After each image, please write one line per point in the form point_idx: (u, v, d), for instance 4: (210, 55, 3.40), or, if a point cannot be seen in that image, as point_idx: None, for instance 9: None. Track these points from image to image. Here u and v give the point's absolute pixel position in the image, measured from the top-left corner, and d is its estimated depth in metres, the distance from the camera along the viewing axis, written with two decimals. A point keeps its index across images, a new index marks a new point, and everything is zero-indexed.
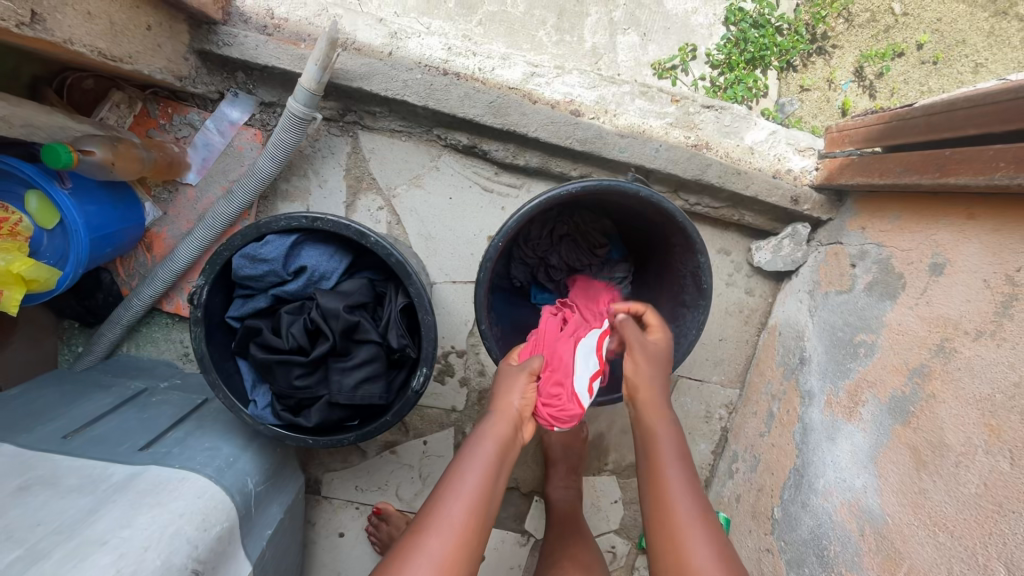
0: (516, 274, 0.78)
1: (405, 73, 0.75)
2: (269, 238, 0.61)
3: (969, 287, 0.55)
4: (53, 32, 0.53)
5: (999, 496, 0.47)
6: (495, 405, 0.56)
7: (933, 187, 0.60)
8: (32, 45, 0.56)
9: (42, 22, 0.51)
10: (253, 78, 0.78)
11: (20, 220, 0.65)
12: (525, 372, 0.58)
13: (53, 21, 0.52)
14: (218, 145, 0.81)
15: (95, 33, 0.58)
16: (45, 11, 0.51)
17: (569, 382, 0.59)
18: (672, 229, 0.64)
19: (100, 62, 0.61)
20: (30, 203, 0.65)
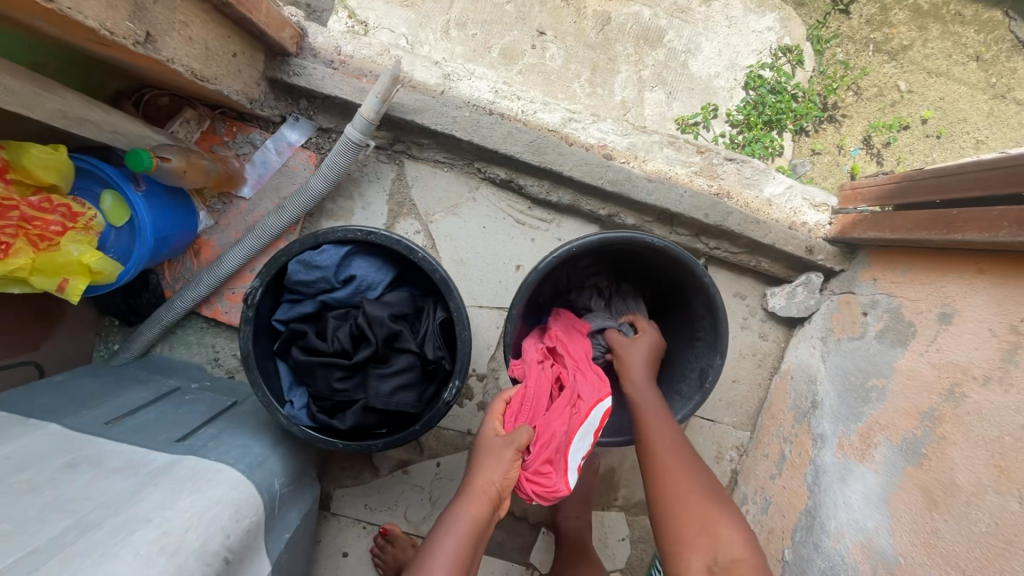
0: (544, 292, 0.78)
1: (456, 111, 0.82)
2: (325, 248, 0.65)
3: (977, 335, 0.59)
4: (160, 51, 0.60)
5: (1010, 536, 0.49)
6: (473, 485, 0.58)
7: (941, 243, 0.64)
8: (137, 61, 0.62)
9: (154, 43, 0.58)
10: (315, 106, 0.85)
11: (93, 216, 0.69)
12: (512, 447, 0.60)
13: (162, 43, 0.59)
14: (274, 164, 0.88)
15: (192, 55, 0.65)
16: (157, 34, 0.58)
17: (560, 460, 0.61)
18: (702, 300, 0.70)
19: (190, 80, 0.67)
20: (105, 201, 0.70)
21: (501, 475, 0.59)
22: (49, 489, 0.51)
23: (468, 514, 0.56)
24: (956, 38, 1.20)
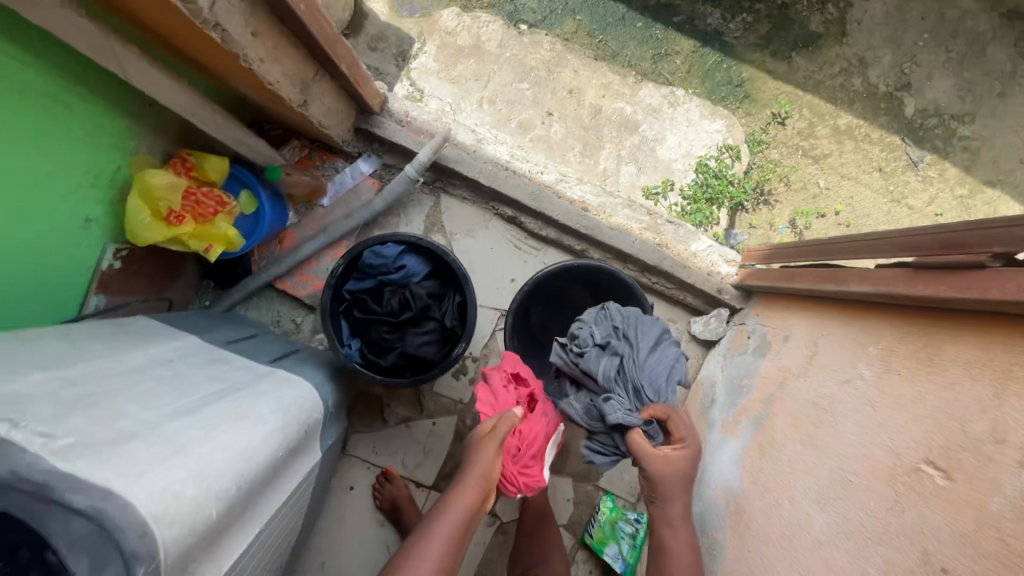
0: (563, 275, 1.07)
1: (482, 165, 1.19)
2: (388, 245, 1.00)
3: (799, 348, 0.93)
4: (309, 110, 0.95)
5: (793, 463, 0.81)
6: (467, 475, 0.75)
7: (787, 289, 1.00)
8: (289, 112, 0.98)
9: (307, 105, 0.93)
10: (384, 148, 1.20)
11: (235, 206, 1.03)
12: (495, 442, 0.79)
13: (311, 105, 0.95)
14: (348, 184, 1.22)
15: (322, 112, 1.00)
16: (311, 100, 0.93)
17: (538, 456, 0.91)
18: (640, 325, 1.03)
19: (315, 126, 1.03)
20: (244, 198, 1.06)
21: (489, 481, 0.76)
22: (210, 368, 0.83)
23: (461, 504, 0.72)
24: (863, 153, 1.60)
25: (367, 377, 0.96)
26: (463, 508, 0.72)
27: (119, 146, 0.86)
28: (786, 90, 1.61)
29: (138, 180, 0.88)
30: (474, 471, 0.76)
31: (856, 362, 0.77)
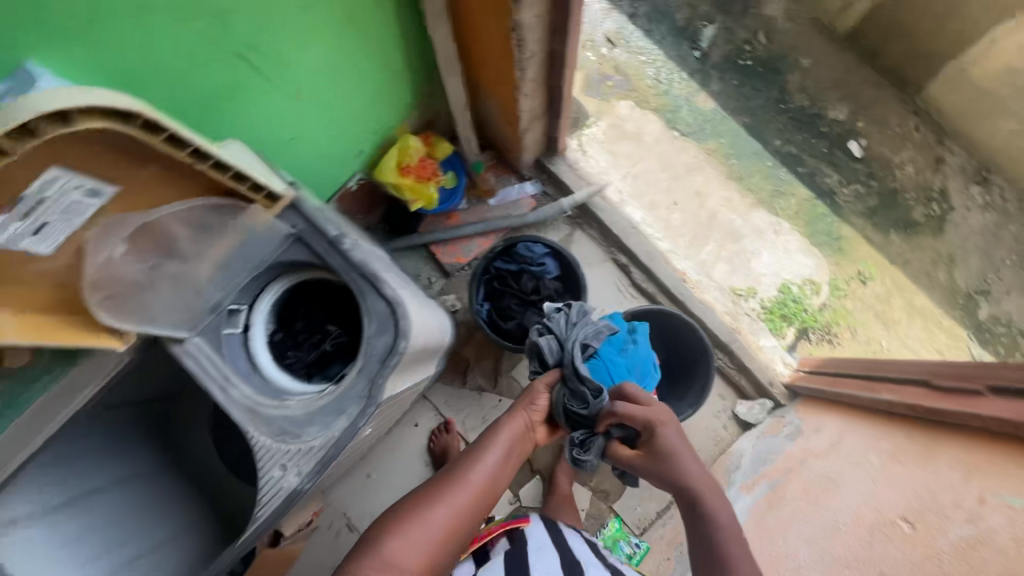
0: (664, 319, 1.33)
1: (617, 219, 1.52)
2: (535, 245, 1.31)
3: (826, 436, 1.14)
4: (525, 136, 1.32)
5: (797, 513, 1.01)
6: (514, 414, 0.96)
7: (827, 392, 1.24)
8: (508, 134, 1.35)
9: (527, 133, 1.30)
10: (549, 180, 1.55)
11: (442, 180, 1.40)
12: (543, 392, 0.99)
13: (529, 133, 1.32)
14: (512, 197, 1.54)
15: (530, 140, 1.37)
16: (531, 129, 1.30)
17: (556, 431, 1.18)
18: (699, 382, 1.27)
19: (519, 148, 1.40)
20: (448, 177, 1.43)
21: (523, 439, 0.94)
22: None
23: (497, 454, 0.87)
24: (931, 334, 1.80)
25: (488, 335, 1.26)
26: (498, 455, 0.88)
27: (398, 117, 1.24)
28: (877, 258, 1.86)
29: (399, 141, 1.29)
30: (512, 427, 0.93)
31: (869, 452, 0.98)
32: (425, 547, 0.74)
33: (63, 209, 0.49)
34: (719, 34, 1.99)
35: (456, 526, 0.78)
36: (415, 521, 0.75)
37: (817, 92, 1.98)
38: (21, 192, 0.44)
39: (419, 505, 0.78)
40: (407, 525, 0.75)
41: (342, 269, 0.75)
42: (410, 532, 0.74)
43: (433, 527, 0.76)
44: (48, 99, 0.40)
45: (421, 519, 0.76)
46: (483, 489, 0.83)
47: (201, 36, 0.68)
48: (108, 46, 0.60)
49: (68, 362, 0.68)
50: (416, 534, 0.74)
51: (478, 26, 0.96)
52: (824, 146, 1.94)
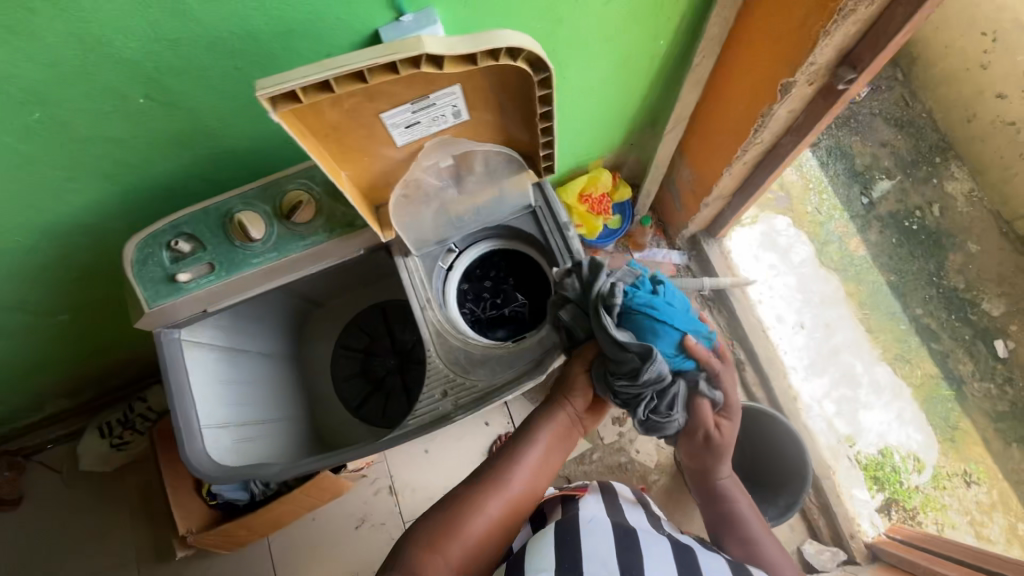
0: (778, 437, 1.29)
1: (749, 317, 1.56)
2: None
3: None
4: (702, 211, 1.42)
5: None
6: (550, 408, 0.85)
7: (922, 565, 1.18)
8: (687, 204, 1.45)
9: (706, 209, 1.40)
10: (696, 256, 1.61)
11: (609, 220, 1.51)
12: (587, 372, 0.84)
13: (706, 210, 1.41)
14: (658, 257, 1.60)
15: (702, 217, 1.46)
16: (710, 208, 1.40)
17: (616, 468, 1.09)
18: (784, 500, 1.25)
19: (689, 219, 1.49)
20: (614, 219, 1.53)
21: (563, 437, 0.85)
22: None
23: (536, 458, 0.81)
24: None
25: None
26: (531, 457, 0.81)
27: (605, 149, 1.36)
28: (988, 464, 1.67)
29: (593, 172, 1.43)
30: (552, 427, 0.84)
31: None
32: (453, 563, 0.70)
33: (435, 116, 0.62)
34: (894, 191, 1.87)
35: (496, 535, 0.75)
36: (456, 532, 0.72)
37: (976, 279, 1.80)
38: (430, 93, 0.58)
39: (462, 511, 0.74)
40: (448, 533, 0.72)
41: (560, 252, 0.85)
42: (452, 539, 0.71)
43: (468, 539, 0.72)
44: (509, 38, 0.50)
45: (460, 529, 0.72)
46: (520, 499, 0.78)
47: (533, 30, 0.84)
48: (486, 11, 0.76)
49: (323, 233, 0.79)
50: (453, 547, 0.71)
51: (727, 104, 1.07)
52: (966, 333, 1.77)
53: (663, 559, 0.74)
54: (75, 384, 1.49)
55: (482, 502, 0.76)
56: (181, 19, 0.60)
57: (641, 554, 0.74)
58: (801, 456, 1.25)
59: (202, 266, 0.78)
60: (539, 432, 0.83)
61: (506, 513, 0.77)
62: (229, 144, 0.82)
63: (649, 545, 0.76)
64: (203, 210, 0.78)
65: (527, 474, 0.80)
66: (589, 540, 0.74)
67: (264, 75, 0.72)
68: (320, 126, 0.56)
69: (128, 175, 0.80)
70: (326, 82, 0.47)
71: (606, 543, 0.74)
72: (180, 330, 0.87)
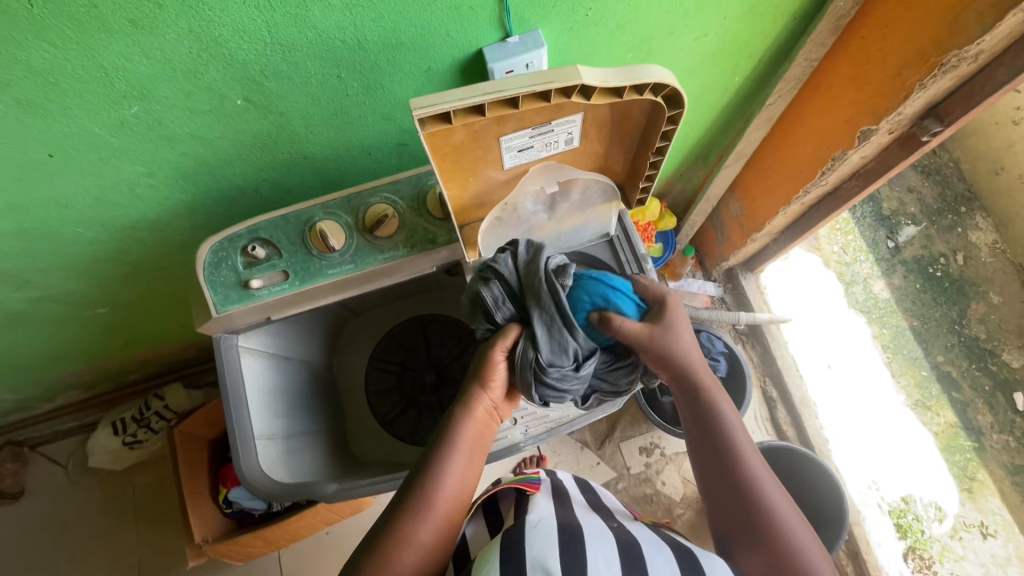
0: (816, 479, 1.29)
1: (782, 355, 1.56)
2: (716, 342, 1.38)
3: None
4: (749, 246, 1.41)
5: None
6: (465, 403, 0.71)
7: None
8: (732, 237, 1.44)
9: (754, 243, 1.39)
10: (731, 290, 1.62)
11: (653, 248, 1.53)
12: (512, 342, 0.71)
13: (754, 245, 1.41)
14: (693, 288, 1.61)
15: (747, 251, 1.46)
16: (759, 243, 1.39)
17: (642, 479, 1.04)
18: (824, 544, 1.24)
19: (731, 252, 1.49)
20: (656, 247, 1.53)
21: (483, 434, 0.72)
22: None
23: (461, 465, 0.67)
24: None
25: (642, 404, 1.34)
26: (454, 461, 0.67)
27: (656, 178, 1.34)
28: (1004, 517, 1.53)
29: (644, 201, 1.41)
30: (468, 430, 0.70)
31: None
32: None
33: (548, 142, 0.61)
34: (919, 236, 1.76)
35: (430, 560, 0.62)
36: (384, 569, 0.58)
37: (998, 329, 1.61)
38: (552, 120, 0.57)
39: (384, 549, 0.60)
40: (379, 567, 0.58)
41: None
42: None
43: None
44: (660, 74, 0.49)
45: (389, 564, 0.59)
46: (449, 514, 0.65)
47: (623, 59, 0.84)
48: (585, 38, 0.75)
49: (403, 248, 0.77)
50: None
51: (795, 144, 1.07)
52: (986, 383, 1.61)
53: (612, 557, 0.60)
54: (94, 376, 1.44)
55: (401, 524, 0.61)
56: (300, 24, 0.59)
57: (587, 556, 0.58)
58: (840, 501, 1.24)
59: (276, 274, 0.76)
60: (458, 435, 0.69)
61: (437, 536, 0.63)
62: (310, 150, 0.81)
63: (598, 543, 0.63)
64: (284, 216, 0.76)
65: (452, 484, 0.66)
66: (532, 535, 0.59)
67: (362, 85, 0.71)
68: (442, 145, 0.55)
69: (204, 173, 0.78)
70: (478, 105, 0.46)
71: (550, 543, 0.59)
72: (238, 335, 0.85)
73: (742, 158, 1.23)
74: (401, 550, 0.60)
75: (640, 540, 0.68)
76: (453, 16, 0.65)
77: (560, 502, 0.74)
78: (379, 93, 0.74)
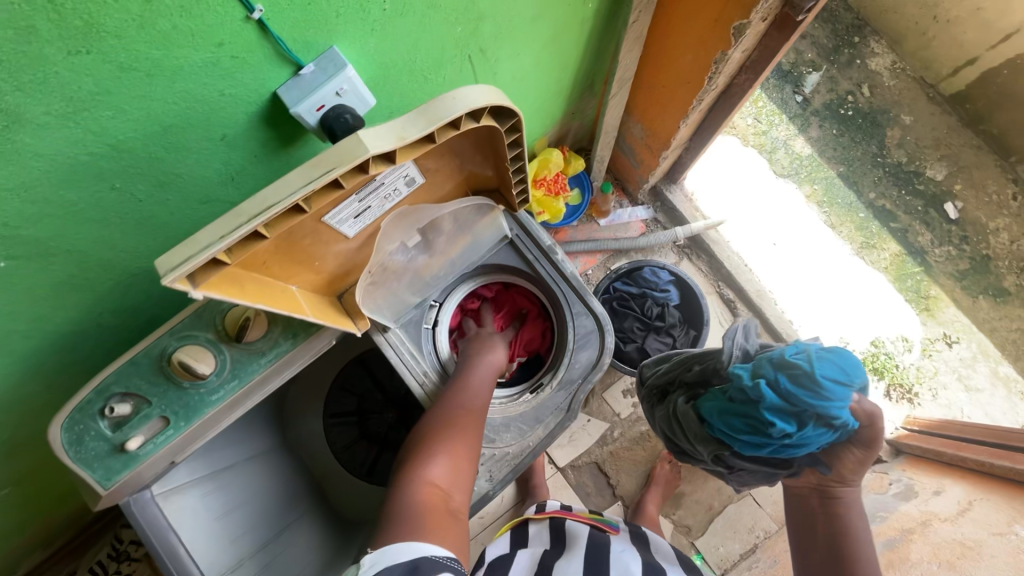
0: None
1: (728, 250, 1.57)
2: (660, 271, 1.33)
3: (944, 489, 1.14)
4: (663, 163, 1.34)
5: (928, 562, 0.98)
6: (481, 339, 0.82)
7: (950, 455, 1.22)
8: (645, 160, 1.36)
9: (667, 159, 1.32)
10: (661, 210, 1.56)
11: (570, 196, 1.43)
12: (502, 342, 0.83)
13: (668, 161, 1.34)
14: (623, 219, 1.55)
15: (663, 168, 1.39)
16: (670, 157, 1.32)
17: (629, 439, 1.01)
18: None
19: (648, 175, 1.42)
20: (572, 195, 1.45)
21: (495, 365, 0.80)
22: None
23: (485, 376, 0.75)
24: (1012, 404, 1.55)
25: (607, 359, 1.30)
26: (484, 372, 0.76)
27: (549, 126, 1.24)
28: (963, 321, 1.63)
29: (542, 154, 1.32)
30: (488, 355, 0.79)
31: (1012, 523, 0.94)
32: (449, 478, 0.63)
33: (386, 194, 0.50)
34: (824, 81, 1.75)
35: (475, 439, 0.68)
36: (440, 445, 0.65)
37: (916, 148, 1.72)
38: (375, 177, 0.46)
39: (438, 428, 0.67)
40: (431, 454, 0.64)
41: (553, 280, 0.76)
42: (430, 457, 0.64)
43: (456, 448, 0.66)
44: (470, 99, 0.39)
45: (444, 440, 0.66)
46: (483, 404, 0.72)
47: (453, 36, 0.71)
48: (396, 34, 0.62)
49: (285, 342, 0.67)
50: (438, 461, 0.64)
51: (672, 53, 0.98)
52: (918, 204, 1.70)
53: None
54: (43, 537, 1.30)
55: (441, 423, 0.68)
56: (14, 159, 0.45)
57: None
58: None
59: (155, 423, 0.65)
60: (479, 358, 0.78)
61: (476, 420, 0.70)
62: (134, 266, 0.67)
63: None
64: (132, 358, 0.64)
65: (482, 389, 0.74)
66: (618, 557, 0.82)
67: (150, 183, 0.57)
68: (254, 259, 0.45)
69: (16, 340, 0.64)
70: (253, 229, 0.35)
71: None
72: (150, 488, 0.75)
73: (627, 81, 1.13)
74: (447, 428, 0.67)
75: None
76: (217, 74, 0.51)
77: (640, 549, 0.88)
78: (178, 183, 0.60)
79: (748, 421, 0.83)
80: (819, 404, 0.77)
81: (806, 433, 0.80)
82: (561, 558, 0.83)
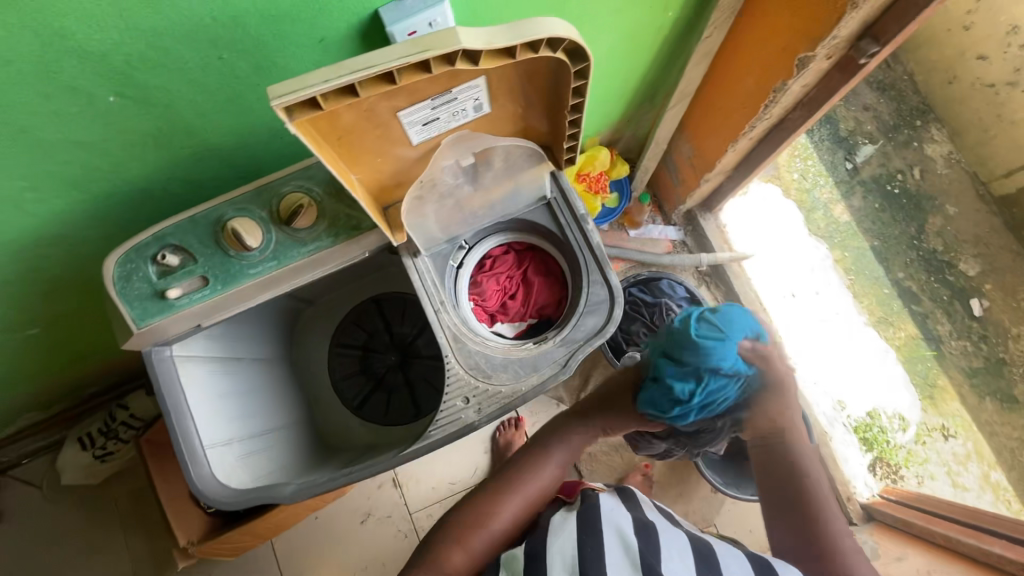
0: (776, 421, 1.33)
1: (747, 289, 1.60)
2: (677, 287, 1.37)
3: (906, 558, 1.14)
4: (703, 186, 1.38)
5: None
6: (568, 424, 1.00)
7: (921, 529, 1.22)
8: (687, 180, 1.41)
9: (708, 182, 1.36)
10: (691, 233, 1.60)
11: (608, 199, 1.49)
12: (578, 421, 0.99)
13: (708, 186, 1.39)
14: (653, 234, 1.59)
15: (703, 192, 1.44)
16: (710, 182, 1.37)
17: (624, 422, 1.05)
18: None
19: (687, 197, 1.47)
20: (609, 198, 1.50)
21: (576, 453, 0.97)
22: None
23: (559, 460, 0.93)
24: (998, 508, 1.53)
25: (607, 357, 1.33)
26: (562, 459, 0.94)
27: (604, 126, 1.29)
28: (965, 417, 1.63)
29: (591, 151, 1.37)
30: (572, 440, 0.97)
31: None
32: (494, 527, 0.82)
33: (455, 111, 0.56)
34: (877, 155, 1.79)
35: (514, 531, 0.84)
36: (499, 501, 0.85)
37: (955, 240, 1.73)
38: (452, 88, 0.52)
39: (502, 490, 0.86)
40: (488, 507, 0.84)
41: (578, 246, 0.81)
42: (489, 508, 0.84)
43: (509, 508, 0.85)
44: (554, 28, 0.45)
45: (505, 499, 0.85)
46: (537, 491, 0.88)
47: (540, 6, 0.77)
48: None
49: (327, 238, 0.73)
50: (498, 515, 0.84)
51: (735, 76, 1.03)
52: (945, 293, 1.70)
53: (684, 555, 0.76)
54: (48, 395, 1.38)
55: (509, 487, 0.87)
56: (155, 5, 0.52)
57: (662, 551, 0.75)
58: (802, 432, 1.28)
59: (195, 280, 0.71)
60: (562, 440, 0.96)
61: (522, 512, 0.86)
62: (213, 141, 0.74)
63: (671, 545, 0.77)
64: (192, 218, 0.71)
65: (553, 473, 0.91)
66: (724, 561, 0.76)
67: (251, 64, 0.64)
68: (332, 131, 0.51)
69: (97, 178, 0.71)
70: (349, 85, 0.41)
71: (631, 532, 0.78)
72: (170, 347, 0.81)
73: (688, 97, 1.19)
74: (498, 515, 0.83)
75: (712, 543, 0.81)
76: None
77: (623, 501, 0.88)
78: (274, 71, 0.67)
79: (665, 395, 0.91)
80: (704, 358, 0.86)
81: (709, 385, 0.87)
82: (661, 538, 0.78)
